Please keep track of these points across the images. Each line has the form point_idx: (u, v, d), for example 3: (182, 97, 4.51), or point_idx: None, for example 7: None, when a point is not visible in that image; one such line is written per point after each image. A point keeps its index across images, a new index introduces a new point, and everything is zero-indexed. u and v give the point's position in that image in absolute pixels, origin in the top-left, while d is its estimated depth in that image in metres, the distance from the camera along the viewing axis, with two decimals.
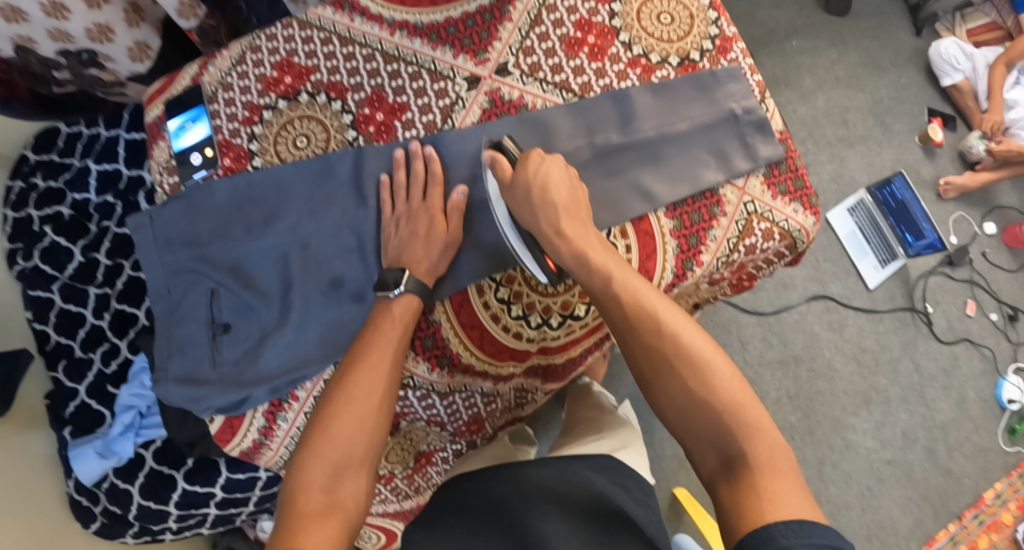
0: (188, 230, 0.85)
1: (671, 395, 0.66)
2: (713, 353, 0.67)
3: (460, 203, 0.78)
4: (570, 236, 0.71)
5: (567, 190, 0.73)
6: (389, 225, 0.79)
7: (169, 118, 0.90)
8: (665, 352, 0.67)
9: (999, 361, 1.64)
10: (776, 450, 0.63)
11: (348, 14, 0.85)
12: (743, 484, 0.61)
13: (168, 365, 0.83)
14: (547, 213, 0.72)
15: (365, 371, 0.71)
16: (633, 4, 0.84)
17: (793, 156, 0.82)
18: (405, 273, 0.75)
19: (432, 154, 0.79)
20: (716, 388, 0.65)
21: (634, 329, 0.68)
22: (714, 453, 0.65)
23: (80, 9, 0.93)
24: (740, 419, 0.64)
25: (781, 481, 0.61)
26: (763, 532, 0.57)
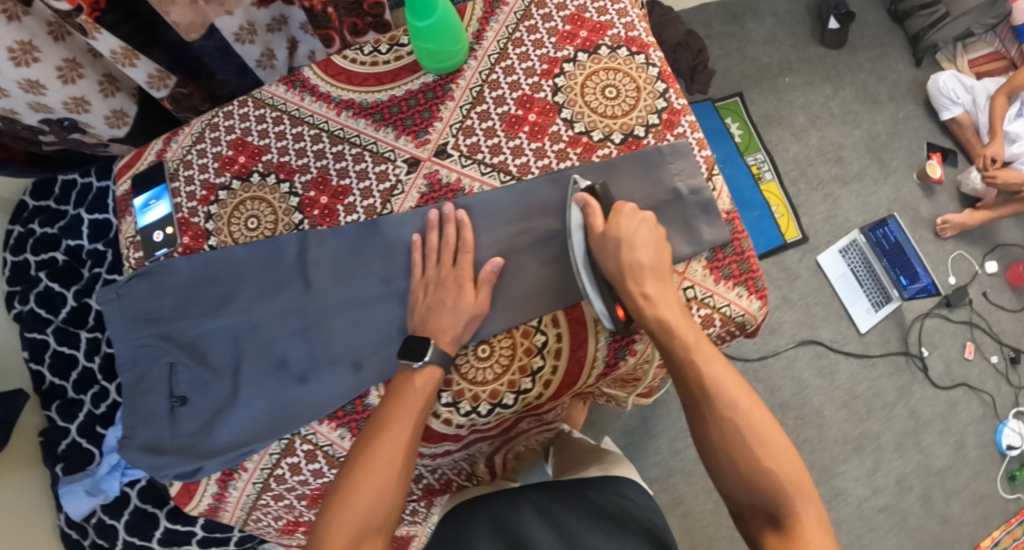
0: (150, 306, 0.87)
1: (727, 455, 0.66)
2: (767, 417, 0.67)
3: (493, 274, 0.74)
4: (654, 295, 0.71)
5: (653, 247, 0.72)
6: (420, 288, 0.76)
7: (135, 196, 0.93)
8: (726, 414, 0.66)
9: (1000, 406, 1.58)
10: (818, 508, 0.63)
11: (299, 92, 0.88)
12: (789, 539, 0.62)
13: (133, 433, 0.85)
14: (633, 265, 0.71)
15: (387, 444, 0.69)
16: (578, 78, 0.84)
17: (739, 238, 0.81)
18: (432, 344, 0.71)
19: (465, 219, 0.76)
20: (769, 450, 0.65)
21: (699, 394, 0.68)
22: (761, 508, 0.65)
23: (55, 86, 0.97)
24: (787, 480, 0.64)
25: (821, 535, 0.62)
26: None
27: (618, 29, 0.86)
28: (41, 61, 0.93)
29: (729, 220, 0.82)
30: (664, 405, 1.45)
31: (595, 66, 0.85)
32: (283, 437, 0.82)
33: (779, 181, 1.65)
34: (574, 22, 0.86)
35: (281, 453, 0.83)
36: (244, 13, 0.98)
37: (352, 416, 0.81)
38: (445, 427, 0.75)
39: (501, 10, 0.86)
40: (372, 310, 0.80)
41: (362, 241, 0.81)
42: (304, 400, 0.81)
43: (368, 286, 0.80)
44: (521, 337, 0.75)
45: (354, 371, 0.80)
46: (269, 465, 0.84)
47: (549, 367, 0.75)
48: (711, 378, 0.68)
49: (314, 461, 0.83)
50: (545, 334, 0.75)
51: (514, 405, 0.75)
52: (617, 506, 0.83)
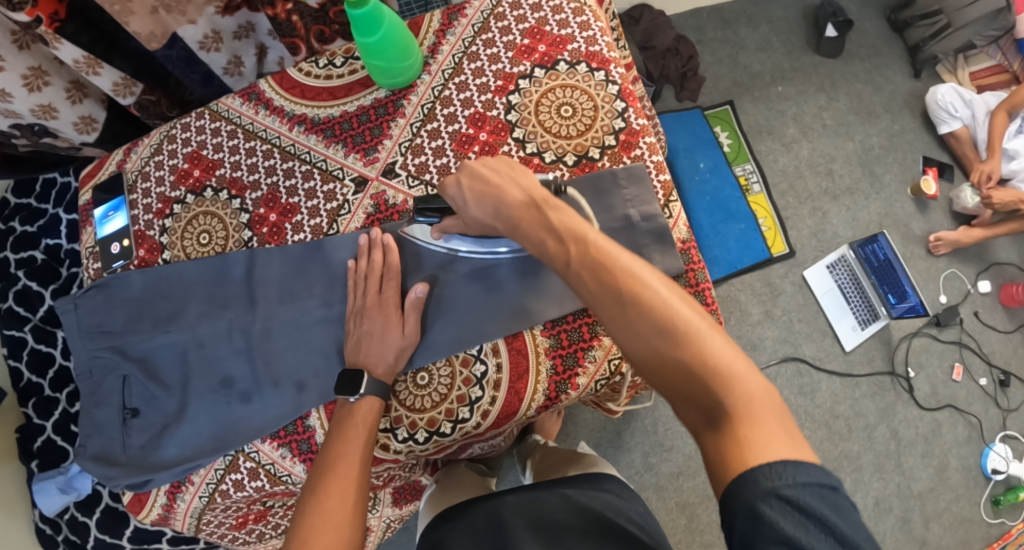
0: (103, 320, 0.87)
1: (642, 359, 0.57)
2: (668, 297, 0.57)
3: (417, 301, 0.74)
4: (526, 221, 0.66)
5: (504, 180, 0.69)
6: (352, 318, 0.76)
7: (94, 206, 0.93)
8: (628, 313, 0.57)
9: (986, 429, 1.52)
10: (759, 394, 0.52)
11: (254, 105, 0.87)
12: (727, 439, 0.51)
13: (87, 443, 0.85)
14: (495, 221, 0.69)
15: (337, 483, 0.68)
16: (532, 96, 0.81)
17: (694, 269, 0.78)
18: (364, 377, 0.71)
19: (391, 244, 0.77)
20: (683, 340, 0.55)
21: (597, 296, 0.59)
22: (694, 408, 0.54)
23: (22, 94, 0.97)
24: (711, 368, 0.54)
25: (766, 425, 0.51)
26: (740, 485, 0.49)
27: (579, 44, 0.83)
28: (5, 69, 0.93)
29: (684, 249, 0.79)
30: (638, 418, 1.42)
31: (552, 83, 0.81)
32: (227, 454, 0.81)
33: (768, 193, 1.62)
34: (533, 36, 0.83)
35: (225, 469, 0.82)
36: (207, 21, 0.98)
37: (294, 436, 0.80)
38: (383, 451, 0.75)
39: (459, 22, 0.85)
40: (316, 332, 0.81)
41: (306, 260, 0.81)
42: (247, 418, 0.80)
43: (310, 308, 0.81)
44: (460, 366, 0.75)
45: (297, 393, 0.79)
46: (213, 480, 0.83)
47: (488, 397, 0.74)
48: (607, 276, 0.59)
49: (257, 479, 0.81)
50: (484, 363, 0.74)
51: (452, 434, 0.74)
52: (601, 501, 0.77)
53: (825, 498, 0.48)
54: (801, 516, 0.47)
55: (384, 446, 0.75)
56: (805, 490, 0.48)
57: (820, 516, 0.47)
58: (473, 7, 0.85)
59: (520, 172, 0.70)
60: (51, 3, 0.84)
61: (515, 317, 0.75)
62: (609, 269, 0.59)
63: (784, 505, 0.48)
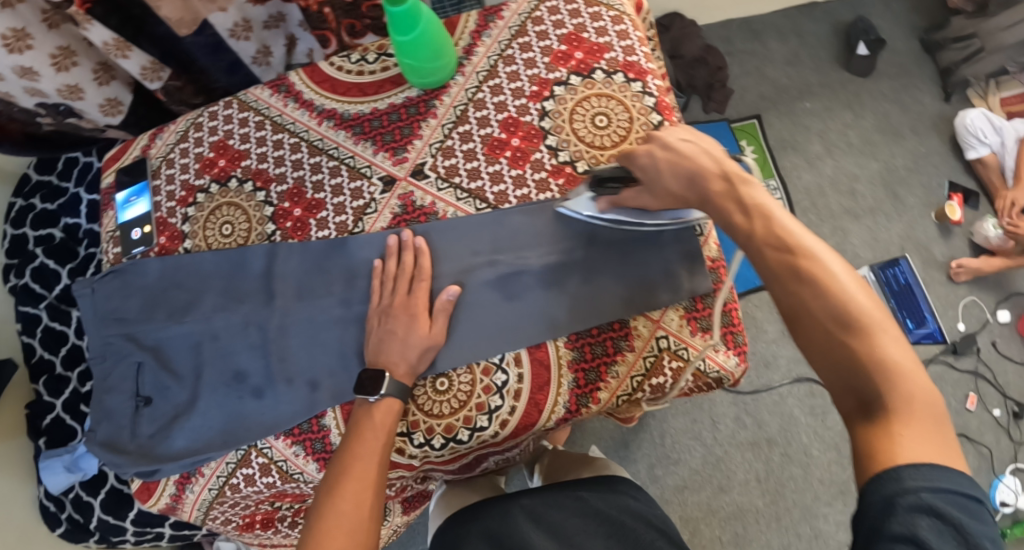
0: (119, 305, 0.87)
1: (804, 332, 0.55)
2: (850, 281, 0.55)
3: (448, 303, 0.74)
4: (717, 195, 0.63)
5: (697, 151, 0.66)
6: (375, 317, 0.75)
7: (118, 191, 0.94)
8: (800, 284, 0.55)
9: (997, 459, 1.48)
10: (922, 394, 0.50)
11: (283, 97, 0.87)
12: (877, 431, 0.49)
13: (97, 428, 0.85)
14: (687, 193, 0.66)
15: (352, 483, 0.66)
16: (567, 104, 0.80)
17: (721, 288, 0.77)
18: (386, 377, 0.70)
19: (423, 247, 0.76)
20: (856, 322, 0.53)
21: (772, 265, 0.57)
22: (848, 393, 0.52)
23: (48, 74, 0.97)
24: (878, 355, 0.51)
25: (923, 425, 0.48)
26: (886, 479, 0.47)
27: (617, 53, 0.81)
28: (35, 48, 0.93)
29: (713, 269, 0.78)
30: (646, 429, 1.41)
31: (588, 92, 0.80)
32: (239, 448, 0.81)
33: (790, 210, 1.60)
34: (571, 42, 0.82)
35: (237, 463, 0.81)
36: (238, 10, 0.98)
37: (308, 434, 0.79)
38: (399, 456, 0.74)
39: (495, 24, 0.83)
40: (331, 331, 0.79)
41: (327, 258, 0.80)
42: (259, 413, 0.80)
43: (330, 306, 0.79)
44: (481, 374, 0.74)
45: (310, 391, 0.78)
46: (224, 474, 0.82)
47: (507, 407, 0.73)
48: (785, 244, 0.57)
49: (268, 475, 0.80)
50: (505, 373, 0.74)
51: (469, 442, 0.73)
52: (618, 504, 0.77)
53: (967, 507, 0.44)
54: (938, 523, 0.44)
55: (399, 450, 0.74)
56: (947, 497, 0.45)
57: (959, 527, 0.43)
58: (511, 10, 0.84)
59: (708, 140, 0.67)
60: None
61: (541, 327, 0.74)
62: (787, 238, 0.57)
63: (920, 509, 0.44)
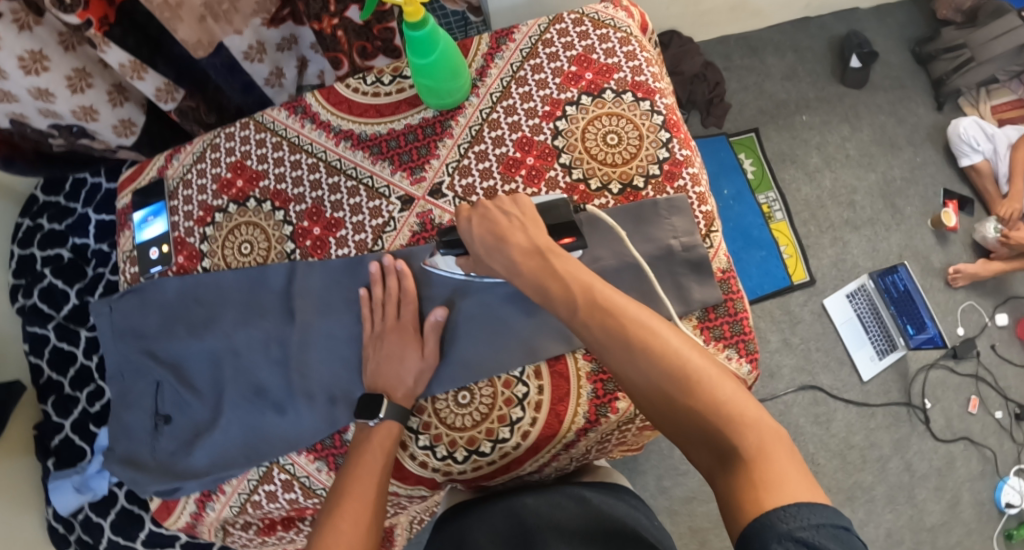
0: (137, 322, 0.89)
1: (645, 398, 0.57)
2: (677, 343, 0.58)
3: (435, 325, 0.76)
4: (533, 269, 0.65)
5: (513, 221, 0.68)
6: (369, 344, 0.77)
7: (135, 211, 0.96)
8: (629, 352, 0.58)
9: (1000, 462, 1.50)
10: (767, 435, 0.53)
11: (299, 118, 0.88)
12: (739, 480, 0.51)
13: (116, 445, 0.88)
14: (503, 266, 0.68)
15: (352, 506, 0.68)
16: (579, 123, 0.82)
17: (733, 298, 0.79)
18: (382, 402, 0.73)
19: (404, 269, 0.77)
20: (688, 381, 0.55)
21: (604, 340, 0.59)
22: (703, 447, 0.54)
23: (64, 95, 0.99)
24: (720, 409, 0.54)
25: (778, 464, 0.51)
26: (761, 528, 0.48)
27: (625, 73, 0.84)
28: (50, 70, 0.95)
29: (724, 279, 0.80)
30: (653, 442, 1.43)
31: (599, 111, 0.83)
32: (261, 464, 0.81)
33: (790, 221, 1.63)
34: (580, 63, 0.84)
35: (259, 480, 0.82)
36: (253, 32, 1.01)
37: (332, 450, 0.80)
38: (421, 469, 0.76)
39: (507, 46, 0.86)
40: (350, 347, 0.81)
41: (346, 276, 0.82)
42: (279, 430, 0.80)
43: (347, 323, 0.81)
44: (502, 387, 0.75)
45: (329, 407, 0.79)
46: (246, 490, 0.83)
47: (528, 418, 0.74)
48: (611, 317, 0.60)
49: (291, 491, 0.81)
50: (526, 385, 0.74)
51: (492, 455, 0.74)
52: (620, 509, 0.77)
53: (839, 538, 0.47)
54: None
55: (423, 463, 0.76)
56: (822, 532, 0.47)
57: None
58: (522, 32, 0.86)
59: (532, 218, 0.68)
60: (101, 7, 0.87)
61: (557, 340, 0.75)
62: (609, 308, 0.60)
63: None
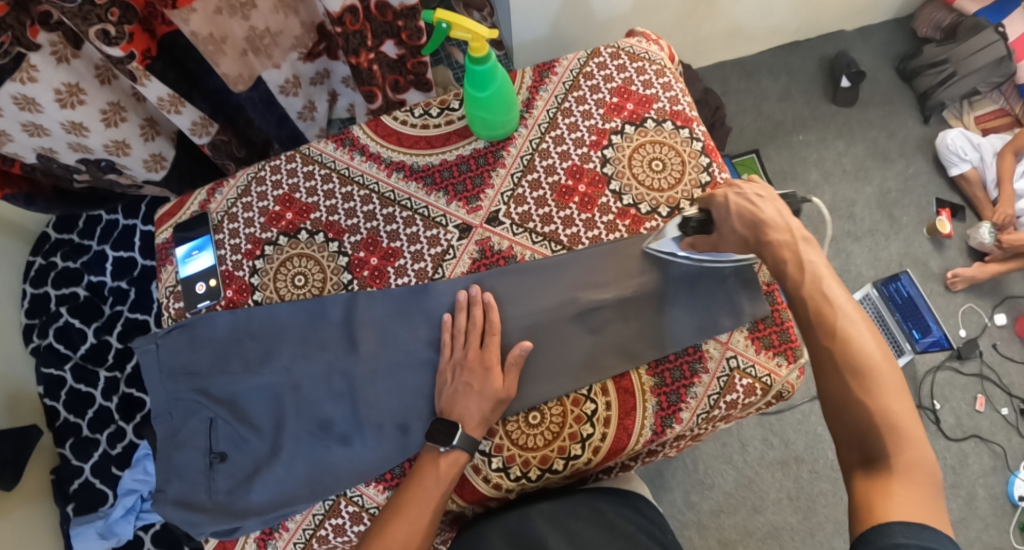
0: (188, 359, 0.86)
1: (828, 388, 0.64)
2: (880, 353, 0.63)
3: (520, 357, 0.77)
4: (780, 244, 0.69)
5: (770, 207, 0.71)
6: (448, 371, 0.79)
7: (177, 245, 0.93)
8: (832, 347, 0.65)
9: (1011, 457, 1.55)
10: (921, 462, 0.58)
11: (348, 151, 0.90)
12: (877, 486, 0.58)
13: (166, 486, 0.83)
14: (748, 237, 0.71)
15: (403, 525, 0.72)
16: (625, 151, 0.86)
17: (778, 309, 0.82)
18: (459, 429, 0.74)
19: (491, 301, 0.80)
20: (874, 388, 0.62)
21: (813, 325, 0.66)
22: (855, 447, 0.61)
23: (98, 128, 0.99)
24: (889, 421, 0.60)
25: (919, 489, 0.57)
26: (877, 528, 0.55)
27: (664, 103, 0.88)
28: (86, 103, 0.95)
29: (768, 292, 0.83)
30: (679, 456, 1.44)
31: (642, 139, 0.87)
32: (326, 498, 0.82)
33: None
34: (621, 94, 0.88)
35: (325, 514, 0.82)
36: (290, 66, 1.05)
37: (400, 478, 0.81)
38: (495, 491, 0.78)
39: (550, 79, 0.89)
40: (413, 373, 0.82)
41: (407, 305, 0.84)
42: (346, 461, 0.81)
43: (415, 350, 0.82)
44: (571, 405, 0.78)
45: (400, 435, 0.81)
46: (311, 526, 0.82)
47: (598, 434, 0.77)
48: (826, 309, 0.66)
49: (359, 523, 0.82)
50: (594, 402, 0.78)
51: (564, 471, 0.77)
52: (627, 519, 0.76)
53: None
54: None
55: (497, 484, 0.78)
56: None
57: None
58: (563, 66, 0.90)
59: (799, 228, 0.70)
60: (144, 40, 0.88)
61: (622, 358, 0.79)
62: (827, 304, 0.66)
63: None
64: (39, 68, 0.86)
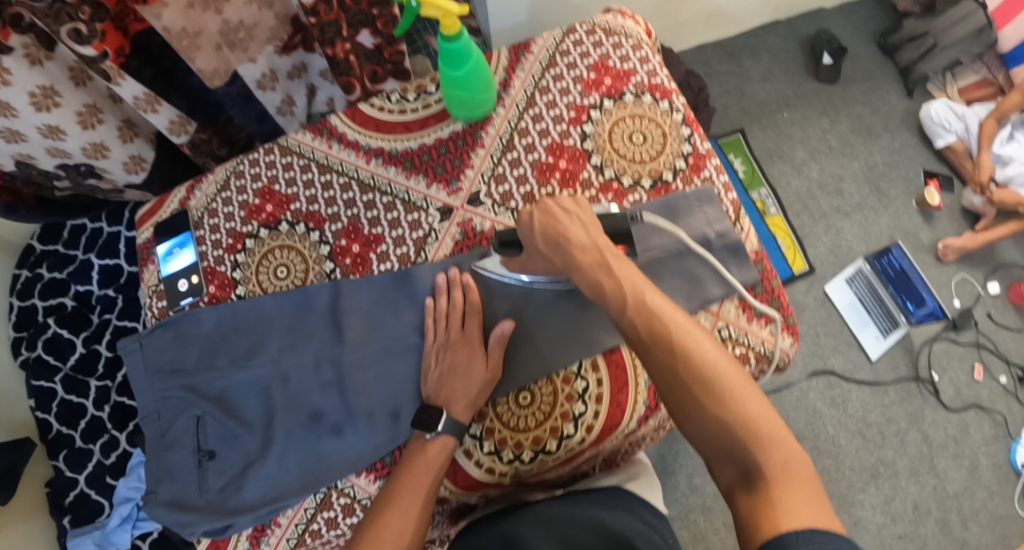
0: (175, 357, 0.85)
1: (682, 407, 0.59)
2: (720, 360, 0.60)
3: (501, 337, 0.76)
4: (590, 264, 0.67)
5: (576, 222, 0.70)
6: (432, 353, 0.78)
7: (158, 243, 0.92)
8: (673, 361, 0.60)
9: (1011, 425, 1.55)
10: (793, 458, 0.55)
11: (326, 140, 0.89)
12: (760, 499, 0.54)
13: (158, 489, 0.82)
14: (554, 258, 0.71)
15: (395, 512, 0.71)
16: (605, 125, 0.85)
17: (768, 277, 0.82)
18: (444, 413, 0.73)
19: (470, 282, 0.79)
20: (724, 396, 0.58)
21: (646, 345, 0.62)
22: (728, 463, 0.57)
23: (75, 131, 0.98)
24: (750, 427, 0.57)
25: (801, 492, 0.54)
26: (774, 541, 0.50)
27: (642, 76, 0.88)
28: (62, 106, 0.94)
29: (757, 260, 0.83)
30: (680, 441, 1.43)
31: (622, 113, 0.86)
32: (318, 491, 0.80)
33: (784, 214, 1.68)
34: (599, 70, 0.88)
35: (317, 508, 0.80)
36: (266, 60, 1.04)
37: (392, 467, 0.80)
38: (488, 475, 0.77)
39: (526, 58, 0.89)
40: (401, 360, 0.81)
41: (393, 292, 0.83)
42: (339, 452, 0.80)
43: (401, 336, 0.81)
44: (561, 383, 0.77)
45: (391, 423, 0.80)
46: (303, 521, 0.81)
47: (591, 412, 0.76)
48: (655, 326, 0.62)
49: (352, 515, 0.80)
50: (585, 380, 0.77)
51: (558, 452, 0.76)
52: (632, 529, 0.73)
53: None
54: None
55: (489, 468, 0.76)
56: None
57: None
58: (539, 44, 0.89)
59: (609, 250, 0.68)
60: (117, 38, 0.87)
61: (608, 333, 0.77)
62: (657, 320, 0.62)
63: None
64: (12, 71, 0.84)
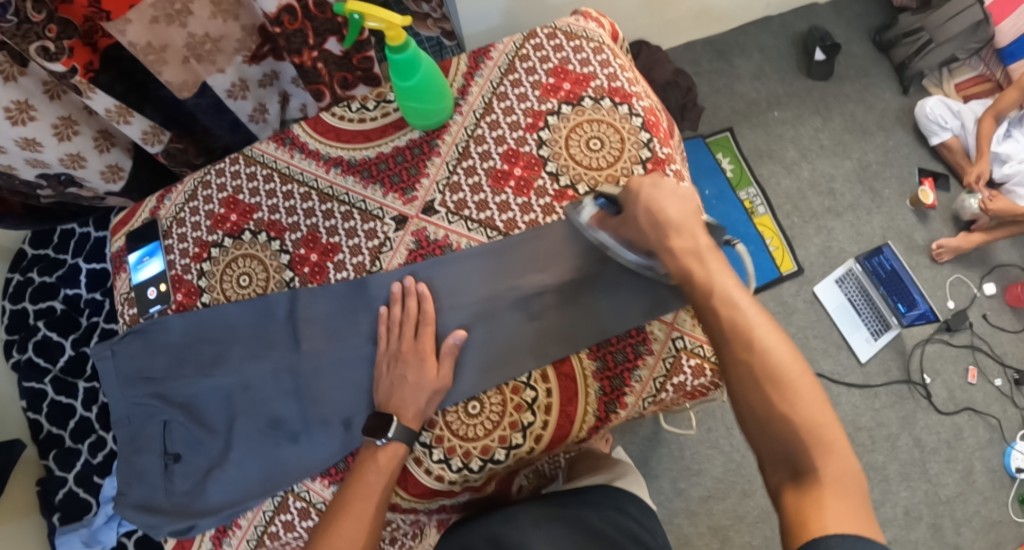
0: (144, 365, 0.86)
1: (747, 402, 0.59)
2: (796, 361, 0.58)
3: (454, 347, 0.77)
4: (684, 251, 0.67)
5: (680, 210, 0.70)
6: (385, 361, 0.78)
7: (129, 252, 0.93)
8: (745, 354, 0.59)
9: (1006, 428, 1.52)
10: (850, 469, 0.54)
11: (288, 150, 0.90)
12: (810, 500, 0.53)
13: (128, 491, 0.84)
14: (651, 235, 0.70)
15: (347, 521, 0.71)
16: (562, 131, 0.85)
17: None
18: (393, 420, 0.74)
19: (425, 292, 0.79)
20: (794, 398, 0.57)
21: (724, 335, 0.61)
22: (781, 463, 0.56)
23: (51, 143, 0.99)
24: (813, 432, 0.56)
25: (851, 502, 0.53)
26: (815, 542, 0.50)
27: (601, 80, 0.87)
28: (37, 120, 0.95)
29: None
30: (665, 444, 1.42)
31: (579, 118, 0.85)
32: (276, 494, 0.82)
33: (773, 215, 1.66)
34: (557, 75, 0.87)
35: (275, 510, 0.82)
36: (235, 70, 1.05)
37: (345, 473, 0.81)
38: (438, 483, 0.77)
39: (485, 64, 0.89)
40: (355, 368, 0.82)
41: (351, 301, 0.83)
42: (296, 458, 0.81)
43: (357, 345, 0.82)
44: (511, 393, 0.77)
45: (345, 431, 0.80)
46: (262, 523, 0.82)
47: (540, 422, 0.76)
48: (736, 319, 0.61)
49: (308, 518, 0.81)
50: (535, 389, 0.77)
51: (506, 461, 0.76)
52: (617, 528, 0.75)
53: None
54: None
55: (439, 477, 0.77)
56: None
57: None
58: (498, 50, 0.89)
59: (705, 239, 0.67)
60: (86, 54, 0.88)
61: (562, 344, 0.78)
62: (741, 314, 0.61)
63: None
64: None
